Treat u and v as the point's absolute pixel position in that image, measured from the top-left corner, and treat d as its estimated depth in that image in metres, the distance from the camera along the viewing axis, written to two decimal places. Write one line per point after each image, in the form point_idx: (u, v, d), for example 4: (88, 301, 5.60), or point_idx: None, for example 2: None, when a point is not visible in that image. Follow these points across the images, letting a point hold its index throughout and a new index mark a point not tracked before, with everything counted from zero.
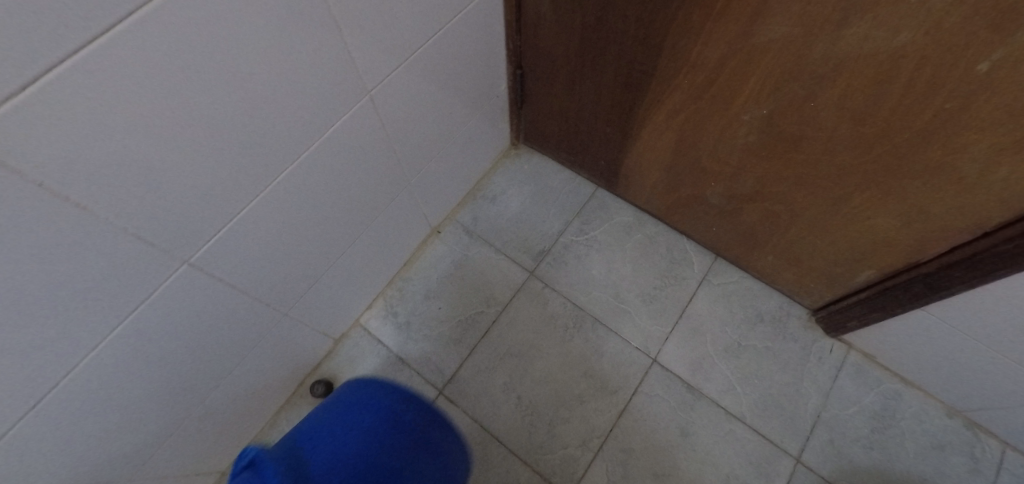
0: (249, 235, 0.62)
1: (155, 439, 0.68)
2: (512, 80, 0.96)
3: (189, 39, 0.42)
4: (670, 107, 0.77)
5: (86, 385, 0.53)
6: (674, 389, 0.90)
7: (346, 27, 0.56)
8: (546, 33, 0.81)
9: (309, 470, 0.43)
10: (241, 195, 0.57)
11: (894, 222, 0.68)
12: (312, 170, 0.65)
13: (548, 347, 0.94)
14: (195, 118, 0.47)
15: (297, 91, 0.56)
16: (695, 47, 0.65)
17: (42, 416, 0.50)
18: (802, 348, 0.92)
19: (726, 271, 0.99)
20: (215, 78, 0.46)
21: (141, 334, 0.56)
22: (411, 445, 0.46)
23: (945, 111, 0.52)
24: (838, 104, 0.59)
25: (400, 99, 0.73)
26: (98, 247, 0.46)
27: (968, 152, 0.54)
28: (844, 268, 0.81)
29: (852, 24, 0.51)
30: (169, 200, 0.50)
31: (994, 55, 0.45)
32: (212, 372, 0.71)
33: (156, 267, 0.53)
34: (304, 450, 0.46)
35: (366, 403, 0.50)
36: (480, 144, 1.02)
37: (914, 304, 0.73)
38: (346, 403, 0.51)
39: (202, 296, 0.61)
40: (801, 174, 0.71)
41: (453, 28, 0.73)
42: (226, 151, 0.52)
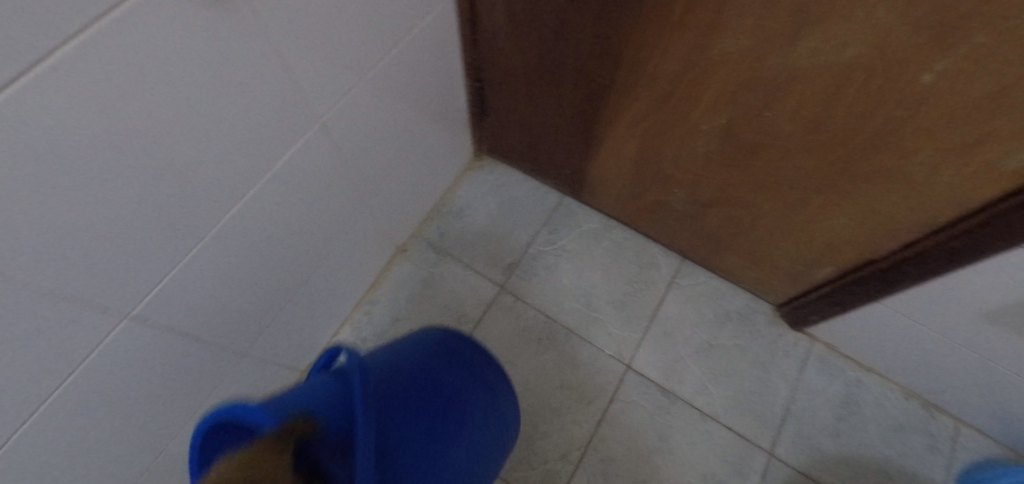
0: (197, 279, 0.58)
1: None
2: (470, 93, 0.94)
3: (115, 78, 0.37)
4: (630, 117, 0.76)
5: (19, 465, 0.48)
6: (649, 394, 0.91)
7: (290, 53, 0.52)
8: (502, 46, 0.79)
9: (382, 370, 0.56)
10: (185, 238, 0.53)
11: (849, 222, 0.70)
12: (262, 203, 0.61)
13: (523, 361, 0.93)
14: (125, 163, 0.42)
15: (241, 124, 0.52)
16: (652, 60, 0.65)
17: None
18: (769, 343, 0.95)
19: (693, 272, 1.01)
20: (145, 119, 0.42)
21: (80, 401, 0.51)
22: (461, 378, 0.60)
23: (893, 119, 0.54)
24: (793, 113, 0.60)
25: (355, 122, 0.69)
26: (26, 316, 0.41)
27: (915, 157, 0.56)
28: (804, 266, 0.83)
29: (803, 38, 0.52)
30: (102, 253, 0.45)
31: (936, 67, 0.47)
32: (165, 423, 0.66)
33: (93, 326, 0.48)
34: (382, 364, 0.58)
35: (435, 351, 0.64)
36: (441, 159, 0.99)
37: (870, 298, 0.76)
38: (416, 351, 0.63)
39: (147, 348, 0.56)
40: (760, 180, 0.72)
41: (406, 44, 0.70)
42: (162, 194, 0.48)
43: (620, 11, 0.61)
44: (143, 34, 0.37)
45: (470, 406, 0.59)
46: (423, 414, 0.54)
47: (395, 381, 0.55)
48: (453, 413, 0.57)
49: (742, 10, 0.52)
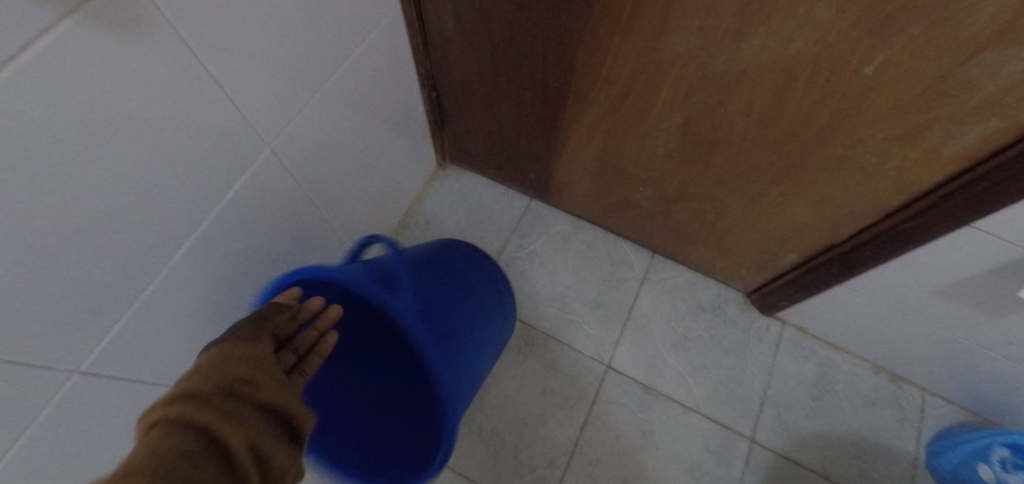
0: (148, 323, 0.55)
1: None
2: (428, 103, 0.92)
3: (28, 129, 0.35)
4: (590, 120, 0.76)
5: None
6: (630, 392, 0.91)
7: (228, 82, 0.50)
8: (456, 56, 0.77)
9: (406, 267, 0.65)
10: (131, 282, 0.50)
11: (808, 211, 0.71)
12: (215, 238, 0.58)
13: (503, 370, 0.92)
14: (51, 216, 0.39)
15: (183, 160, 0.49)
16: (605, 63, 0.64)
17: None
18: (743, 331, 0.96)
19: (664, 267, 1.02)
20: (68, 167, 0.39)
21: (29, 465, 0.48)
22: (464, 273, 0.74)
23: (841, 110, 0.55)
24: (746, 109, 0.61)
25: (308, 144, 0.67)
26: None
27: (864, 146, 0.57)
28: (769, 254, 0.85)
29: (748, 37, 0.52)
30: (35, 311, 0.42)
31: (876, 60, 0.48)
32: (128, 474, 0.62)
33: (39, 389, 0.45)
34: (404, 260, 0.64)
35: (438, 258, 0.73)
36: (405, 172, 0.97)
37: (834, 282, 0.78)
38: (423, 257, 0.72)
39: (104, 398, 0.54)
40: (720, 175, 0.73)
41: (356, 61, 0.68)
42: (98, 244, 0.45)
43: (568, 16, 0.60)
44: (58, 78, 0.35)
45: (477, 283, 0.75)
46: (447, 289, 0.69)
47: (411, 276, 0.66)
48: (465, 288, 0.73)
49: (688, 11, 0.53)
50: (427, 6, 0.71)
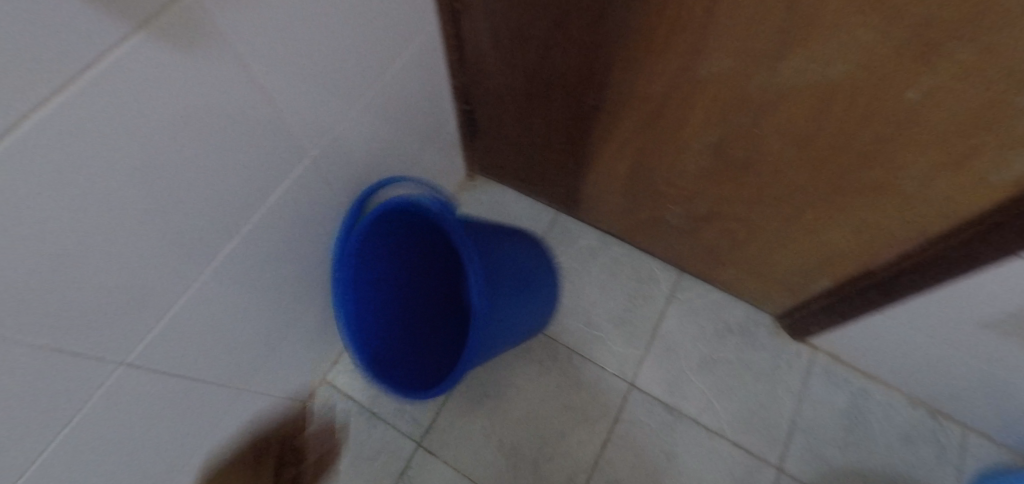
0: (190, 320, 0.57)
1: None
2: (461, 116, 0.94)
3: (95, 135, 0.37)
4: (621, 137, 0.76)
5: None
6: (654, 412, 0.90)
7: (275, 93, 0.52)
8: (491, 71, 0.79)
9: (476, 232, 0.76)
10: (175, 281, 0.53)
11: (845, 235, 0.69)
12: (254, 241, 0.61)
13: (525, 383, 0.92)
14: (109, 215, 0.42)
15: (230, 165, 0.52)
16: (639, 81, 0.65)
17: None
18: (773, 355, 0.94)
19: (692, 286, 1.00)
20: (127, 170, 0.41)
21: (69, 453, 0.50)
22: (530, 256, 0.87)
23: (883, 134, 0.53)
24: (782, 130, 0.60)
25: (346, 153, 0.69)
26: (18, 371, 0.41)
27: (907, 170, 0.56)
28: (803, 278, 0.82)
29: (787, 58, 0.52)
30: (89, 303, 0.45)
31: (921, 85, 0.47)
32: (163, 465, 0.65)
33: (88, 378, 0.48)
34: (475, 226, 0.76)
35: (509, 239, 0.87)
36: (436, 181, 0.99)
37: (871, 308, 0.76)
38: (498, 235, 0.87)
39: (145, 391, 0.56)
40: (754, 195, 0.72)
41: (395, 75, 0.70)
42: (149, 243, 0.47)
43: (604, 34, 0.61)
44: (125, 89, 0.38)
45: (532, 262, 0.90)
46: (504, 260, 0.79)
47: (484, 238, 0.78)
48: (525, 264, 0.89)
49: (725, 31, 0.53)
50: (465, 23, 0.73)
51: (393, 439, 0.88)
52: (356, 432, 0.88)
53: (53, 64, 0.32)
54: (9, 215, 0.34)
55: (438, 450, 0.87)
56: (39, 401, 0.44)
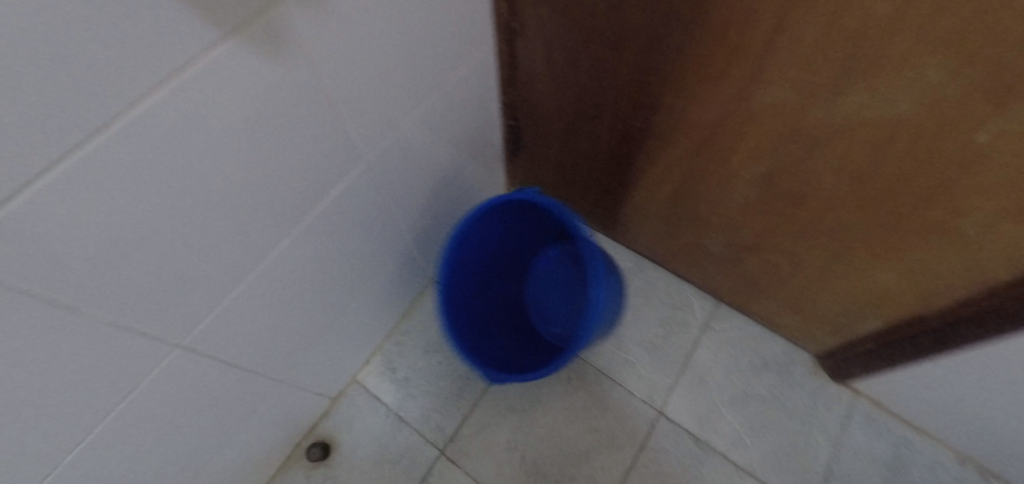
0: (241, 310, 0.60)
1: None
2: (507, 131, 0.95)
3: (183, 130, 0.41)
4: (668, 161, 0.76)
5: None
6: (681, 443, 0.88)
7: (340, 100, 0.55)
8: (541, 90, 0.81)
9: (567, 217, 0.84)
10: (232, 271, 0.55)
11: (898, 277, 0.67)
12: (306, 238, 0.63)
13: (551, 400, 0.91)
14: (184, 204, 0.45)
15: (294, 165, 0.55)
16: (691, 108, 0.65)
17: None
18: (810, 396, 0.90)
19: (728, 317, 0.98)
20: (204, 165, 0.45)
21: (120, 425, 0.53)
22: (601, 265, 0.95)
23: (946, 175, 0.52)
24: (837, 165, 0.59)
25: (398, 160, 0.71)
26: (87, 342, 0.44)
27: (971, 215, 0.54)
28: (848, 318, 0.79)
29: (848, 93, 0.51)
30: (156, 286, 0.48)
31: (992, 128, 0.46)
32: (201, 446, 0.67)
33: (145, 356, 0.51)
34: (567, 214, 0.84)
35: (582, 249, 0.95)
36: (477, 193, 1.00)
37: (922, 356, 0.72)
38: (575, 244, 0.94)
39: (194, 375, 0.59)
40: (801, 229, 0.70)
41: (450, 89, 0.73)
42: (215, 234, 0.50)
43: (659, 60, 0.62)
44: (213, 89, 0.41)
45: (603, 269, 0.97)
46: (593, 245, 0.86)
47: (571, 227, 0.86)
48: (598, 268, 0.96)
49: (785, 63, 0.53)
50: (520, 42, 0.75)
51: (417, 444, 0.88)
52: (382, 433, 0.89)
53: (152, 66, 0.35)
54: (97, 198, 0.38)
55: (459, 460, 0.87)
56: (99, 373, 0.47)
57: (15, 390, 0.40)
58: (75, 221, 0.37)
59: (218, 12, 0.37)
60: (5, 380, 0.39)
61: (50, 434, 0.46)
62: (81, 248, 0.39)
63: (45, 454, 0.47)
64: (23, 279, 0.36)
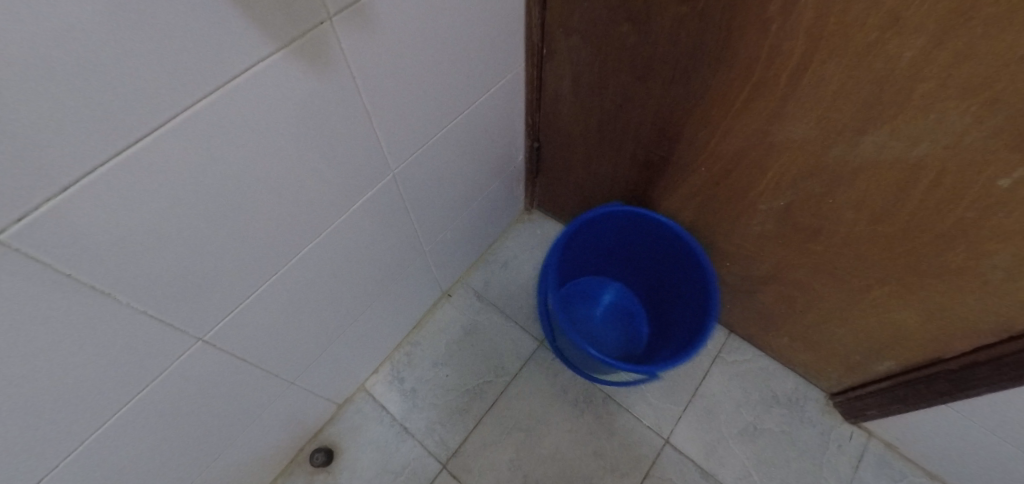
0: (264, 309, 0.61)
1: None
2: (528, 152, 0.97)
3: (231, 133, 0.43)
4: (687, 190, 0.77)
5: (71, 470, 0.51)
6: (688, 474, 0.86)
7: (375, 113, 0.57)
8: (565, 114, 0.83)
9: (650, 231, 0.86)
10: (257, 270, 0.56)
11: (916, 318, 0.66)
12: (331, 244, 0.65)
13: (557, 422, 0.90)
14: (222, 202, 0.47)
15: (327, 172, 0.57)
16: (712, 140, 0.66)
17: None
18: (821, 434, 0.89)
19: (740, 349, 0.97)
20: (245, 166, 0.47)
21: (136, 416, 0.54)
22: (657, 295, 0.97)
23: (967, 219, 0.52)
24: (857, 203, 0.59)
25: (424, 174, 0.73)
26: (117, 329, 0.45)
27: (992, 259, 0.54)
28: (864, 357, 0.79)
29: (870, 134, 0.52)
30: (188, 279, 0.49)
31: (1014, 173, 0.46)
32: (210, 443, 0.67)
33: (168, 347, 0.52)
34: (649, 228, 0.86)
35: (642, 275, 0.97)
36: (496, 210, 1.02)
37: (938, 400, 0.71)
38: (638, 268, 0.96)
39: (213, 370, 0.60)
40: (819, 264, 0.70)
41: (479, 108, 0.75)
42: (247, 233, 0.52)
43: (684, 91, 0.63)
44: (263, 95, 0.44)
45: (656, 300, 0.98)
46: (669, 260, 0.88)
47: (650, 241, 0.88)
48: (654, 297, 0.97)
49: (810, 100, 0.54)
50: (548, 68, 0.77)
51: (420, 456, 0.88)
52: (386, 443, 0.89)
53: (205, 74, 0.38)
54: (144, 193, 0.40)
55: (462, 475, 0.87)
56: (123, 360, 0.48)
57: (44, 368, 0.41)
58: (122, 213, 0.39)
59: (270, 24, 0.40)
60: (36, 357, 0.40)
61: (71, 419, 0.47)
62: (122, 238, 0.41)
63: (64, 438, 0.48)
64: (67, 261, 0.38)
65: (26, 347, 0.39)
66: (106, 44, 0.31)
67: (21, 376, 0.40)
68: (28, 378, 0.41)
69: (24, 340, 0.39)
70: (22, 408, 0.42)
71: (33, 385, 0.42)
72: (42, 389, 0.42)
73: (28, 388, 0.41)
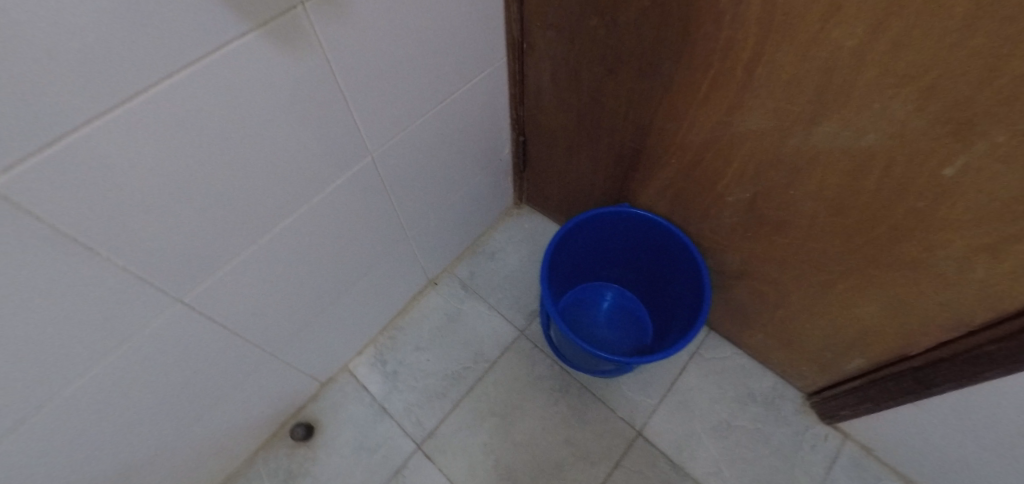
0: (244, 279, 0.65)
1: (116, 476, 0.68)
2: (514, 146, 1.00)
3: (208, 105, 0.47)
4: (660, 183, 0.79)
5: (55, 417, 0.54)
6: (657, 465, 0.87)
7: (352, 96, 0.61)
8: (546, 107, 0.85)
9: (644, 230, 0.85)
10: (236, 239, 0.60)
11: (880, 312, 0.67)
12: (312, 220, 0.68)
13: (532, 409, 0.92)
14: (201, 170, 0.51)
15: (305, 149, 0.60)
16: (680, 131, 0.68)
17: (10, 445, 0.52)
18: (795, 433, 0.88)
19: (718, 346, 0.97)
20: (222, 137, 0.50)
21: (117, 371, 0.57)
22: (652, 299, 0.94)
23: (917, 209, 0.53)
24: (815, 194, 0.61)
25: (405, 159, 0.76)
26: (100, 282, 0.49)
27: (944, 250, 0.54)
28: (835, 354, 0.79)
29: (822, 123, 0.54)
30: (168, 242, 0.53)
31: (957, 161, 0.47)
32: (192, 406, 0.71)
33: (149, 305, 0.56)
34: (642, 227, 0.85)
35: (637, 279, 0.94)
36: (483, 202, 1.05)
37: (905, 398, 0.71)
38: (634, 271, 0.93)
39: (194, 333, 0.63)
40: (786, 257, 0.71)
41: (460, 98, 0.78)
42: (226, 203, 0.56)
43: (651, 83, 0.66)
44: (239, 71, 0.47)
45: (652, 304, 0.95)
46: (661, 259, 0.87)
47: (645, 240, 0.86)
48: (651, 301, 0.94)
49: (764, 91, 0.56)
50: (529, 61, 0.80)
51: (396, 436, 0.91)
52: (364, 421, 0.92)
53: (182, 48, 0.42)
54: (124, 154, 0.44)
55: (435, 456, 0.89)
56: (105, 313, 0.52)
57: (29, 313, 0.45)
58: (105, 171, 0.43)
59: (244, 7, 0.43)
60: (23, 301, 0.44)
61: (54, 365, 0.50)
62: (104, 195, 0.44)
63: (49, 384, 0.51)
64: (54, 214, 0.42)
65: (13, 290, 0.43)
66: (88, 15, 0.35)
67: (9, 318, 0.44)
68: (15, 321, 0.45)
69: (13, 285, 0.42)
70: (10, 349, 0.46)
71: (19, 328, 0.45)
72: (28, 333, 0.46)
73: (15, 330, 0.45)
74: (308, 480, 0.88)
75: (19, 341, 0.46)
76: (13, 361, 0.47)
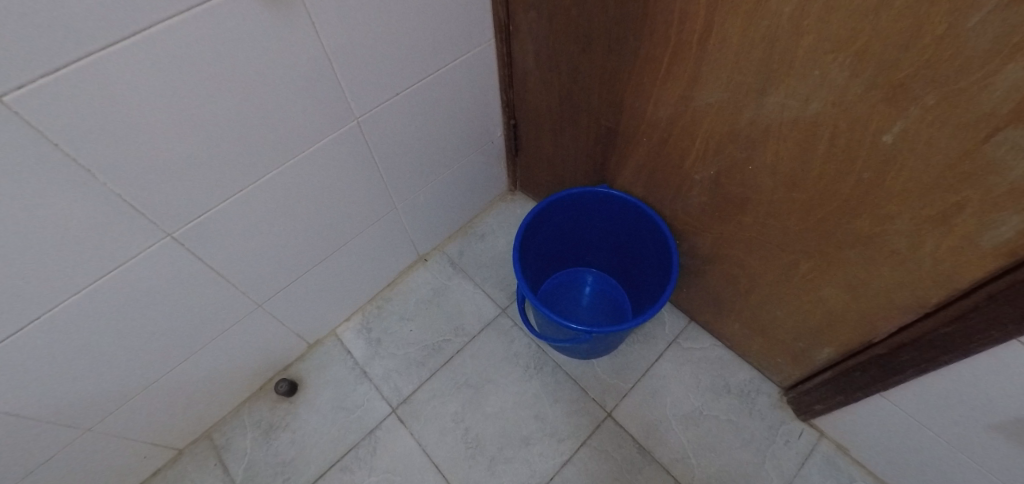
0: (234, 225, 0.71)
1: (107, 404, 0.74)
2: (507, 130, 1.05)
3: (199, 51, 0.52)
4: (636, 162, 0.81)
5: (47, 331, 0.60)
6: (624, 447, 0.87)
7: (337, 63, 0.66)
8: (533, 89, 0.89)
9: (618, 211, 0.89)
10: (225, 184, 0.65)
11: (841, 295, 0.67)
12: (299, 179, 0.74)
13: (506, 383, 0.95)
14: (193, 113, 0.56)
15: (296, 107, 0.66)
16: (648, 107, 0.71)
17: (6, 351, 0.57)
18: (768, 428, 0.87)
19: (696, 337, 0.98)
20: (214, 83, 0.55)
21: (110, 295, 0.63)
22: (631, 283, 0.98)
23: (865, 181, 0.54)
24: (771, 169, 0.62)
25: (393, 129, 0.82)
26: (96, 206, 0.55)
27: (894, 224, 0.55)
28: (806, 343, 0.78)
29: (771, 94, 0.55)
30: (162, 179, 0.59)
31: (896, 127, 0.48)
32: (184, 344, 0.77)
33: (142, 235, 0.61)
34: (615, 207, 0.88)
35: (618, 264, 0.98)
36: (475, 184, 1.10)
37: (871, 389, 0.69)
38: (614, 254, 0.97)
39: (182, 270, 0.69)
40: (752, 237, 0.73)
41: (447, 76, 0.83)
42: (218, 149, 0.61)
43: (619, 59, 0.69)
44: (228, 23, 0.52)
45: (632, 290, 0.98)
46: (636, 239, 0.90)
47: (622, 221, 0.90)
48: (632, 286, 0.98)
49: (718, 63, 0.57)
50: (516, 42, 0.85)
51: (373, 399, 0.95)
52: (345, 382, 0.97)
53: None
54: (118, 88, 0.49)
55: (408, 420, 0.92)
56: (98, 237, 0.57)
57: (26, 224, 0.51)
58: (99, 101, 0.48)
59: None
60: (24, 214, 0.50)
61: (50, 277, 0.56)
62: (99, 122, 0.49)
63: (43, 295, 0.57)
64: (58, 137, 0.48)
65: (11, 204, 0.48)
66: None
67: (9, 228, 0.50)
68: (10, 231, 0.50)
69: (9, 199, 0.48)
70: (8, 256, 0.51)
71: (15, 238, 0.51)
72: (27, 242, 0.52)
73: (11, 238, 0.51)
74: (286, 434, 0.93)
75: (18, 250, 0.52)
76: (9, 267, 0.52)
